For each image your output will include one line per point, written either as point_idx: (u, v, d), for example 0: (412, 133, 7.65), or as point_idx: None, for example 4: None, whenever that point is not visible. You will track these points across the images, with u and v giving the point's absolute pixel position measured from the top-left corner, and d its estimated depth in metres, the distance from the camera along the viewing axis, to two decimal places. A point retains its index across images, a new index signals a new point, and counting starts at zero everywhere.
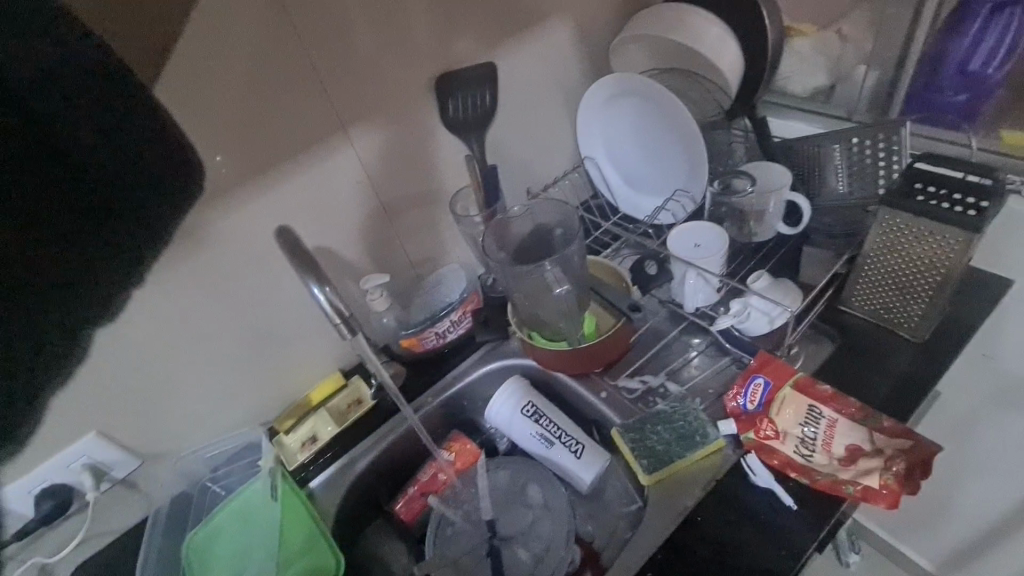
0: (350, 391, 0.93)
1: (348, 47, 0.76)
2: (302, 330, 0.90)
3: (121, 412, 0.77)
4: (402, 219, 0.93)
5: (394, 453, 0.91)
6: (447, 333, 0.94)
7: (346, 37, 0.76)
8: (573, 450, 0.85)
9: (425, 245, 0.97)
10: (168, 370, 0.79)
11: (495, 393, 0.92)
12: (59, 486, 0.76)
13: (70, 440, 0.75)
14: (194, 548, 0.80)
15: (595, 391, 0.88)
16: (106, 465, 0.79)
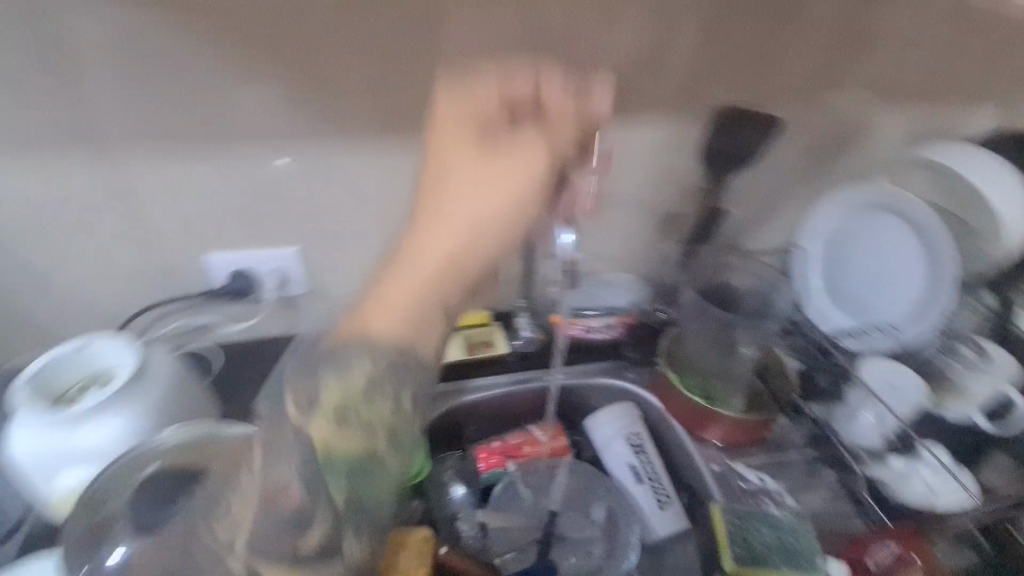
0: (489, 331, 0.98)
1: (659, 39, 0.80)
2: None
3: (323, 243, 0.87)
4: (617, 213, 0.95)
5: (495, 406, 0.94)
6: (592, 331, 0.96)
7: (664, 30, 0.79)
8: (659, 498, 0.84)
9: (615, 246, 0.98)
10: (368, 230, 0.87)
11: (603, 408, 0.92)
12: (249, 275, 0.85)
13: (282, 242, 0.85)
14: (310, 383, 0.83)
15: (708, 461, 0.86)
16: (291, 278, 0.88)
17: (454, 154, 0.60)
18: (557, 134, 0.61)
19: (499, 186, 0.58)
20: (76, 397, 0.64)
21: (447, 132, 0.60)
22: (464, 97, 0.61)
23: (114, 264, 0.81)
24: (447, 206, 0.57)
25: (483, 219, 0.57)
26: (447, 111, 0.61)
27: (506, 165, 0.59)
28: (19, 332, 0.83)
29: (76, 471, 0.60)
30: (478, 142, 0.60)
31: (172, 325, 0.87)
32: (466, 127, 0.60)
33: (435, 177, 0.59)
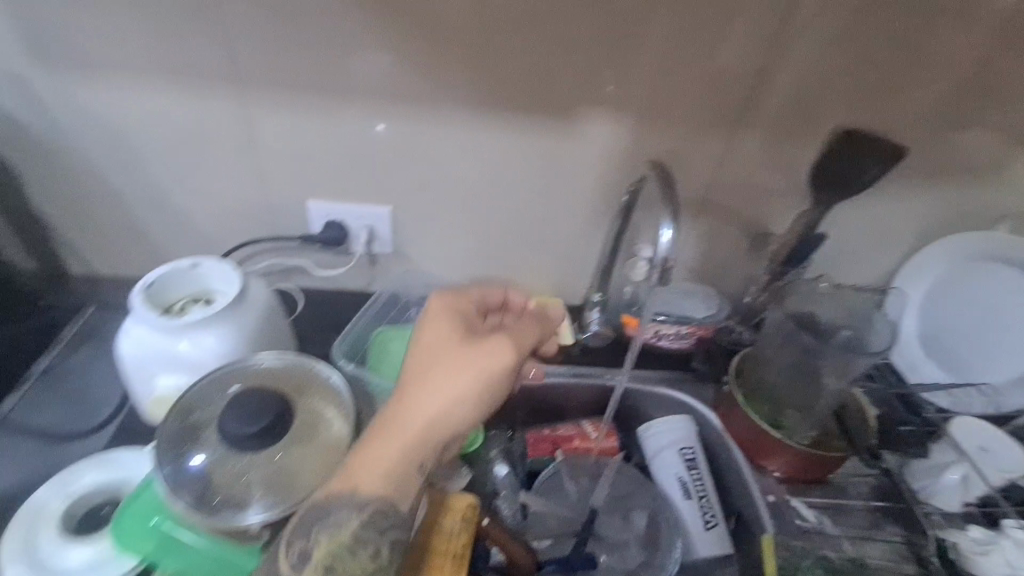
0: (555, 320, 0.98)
1: (789, 46, 0.76)
2: (561, 245, 0.95)
3: (414, 206, 0.89)
4: (708, 223, 0.92)
5: (550, 394, 0.94)
6: (662, 338, 0.94)
7: (796, 38, 0.75)
8: (706, 518, 0.81)
9: (696, 256, 0.96)
10: (458, 200, 0.89)
11: (659, 418, 0.88)
12: (342, 227, 0.89)
13: (377, 200, 0.88)
14: (378, 338, 0.87)
15: (763, 492, 0.81)
16: (379, 236, 0.91)
17: (433, 350, 0.59)
18: (517, 333, 0.62)
19: (479, 360, 0.58)
20: (185, 309, 0.69)
21: (437, 325, 0.62)
22: (455, 301, 0.66)
23: (225, 197, 0.87)
24: (427, 393, 0.56)
25: (455, 408, 0.56)
26: (436, 305, 0.64)
27: (489, 349, 0.58)
28: (136, 246, 0.91)
29: (173, 377, 0.66)
30: (461, 337, 0.60)
31: (268, 263, 0.93)
32: (453, 327, 0.61)
33: (425, 363, 0.58)
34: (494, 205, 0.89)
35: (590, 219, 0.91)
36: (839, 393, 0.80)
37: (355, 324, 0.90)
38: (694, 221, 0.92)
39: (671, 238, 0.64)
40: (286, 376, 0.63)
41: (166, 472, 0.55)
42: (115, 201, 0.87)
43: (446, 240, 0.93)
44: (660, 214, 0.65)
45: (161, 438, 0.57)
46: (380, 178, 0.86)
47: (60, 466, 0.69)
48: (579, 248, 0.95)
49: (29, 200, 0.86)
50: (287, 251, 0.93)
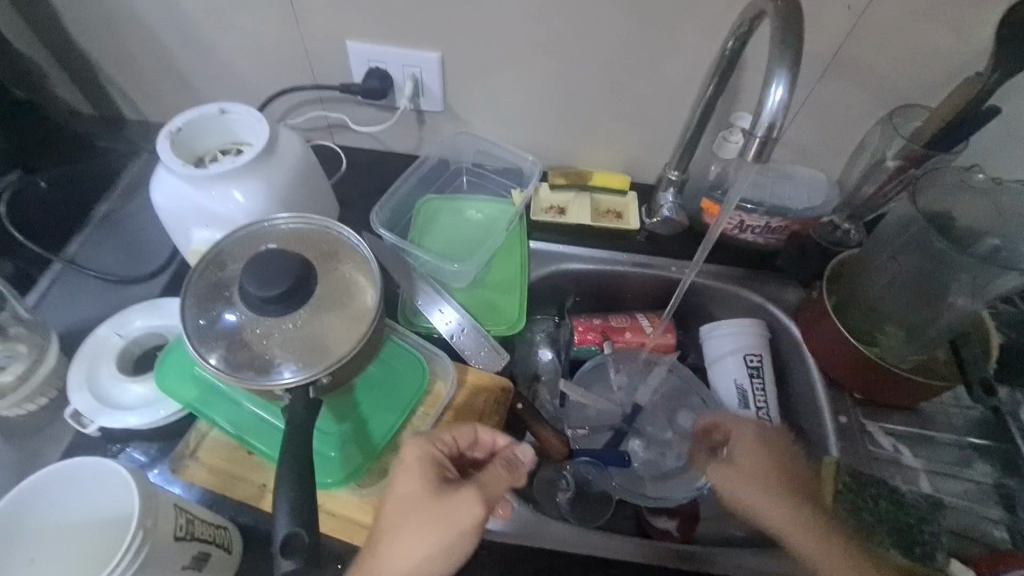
0: (620, 201, 0.86)
1: None
2: (638, 111, 0.79)
3: (463, 53, 0.75)
4: (832, 88, 0.72)
5: (606, 283, 0.86)
6: (745, 231, 0.80)
7: None
8: (761, 429, 0.75)
9: (809, 131, 0.77)
10: (515, 47, 0.74)
11: (726, 322, 0.80)
12: (385, 76, 0.78)
13: (421, 45, 0.75)
14: (426, 209, 0.85)
15: (834, 411, 0.73)
16: (425, 89, 0.80)
17: (401, 506, 0.50)
18: (493, 477, 0.52)
19: (448, 522, 0.48)
20: (214, 160, 0.65)
21: (402, 474, 0.51)
22: (435, 437, 0.54)
23: (255, 33, 0.76)
24: (392, 554, 0.48)
25: (421, 570, 0.48)
26: (411, 446, 0.53)
27: (457, 510, 0.49)
28: (177, 90, 0.85)
29: (206, 232, 0.63)
30: (433, 489, 0.50)
31: (310, 116, 0.85)
32: (427, 476, 0.51)
33: (393, 518, 0.49)
34: (559, 53, 0.74)
35: (678, 76, 0.74)
36: (968, 314, 0.64)
37: (396, 193, 0.83)
38: (817, 84, 0.72)
39: (783, 99, 0.47)
40: (315, 243, 0.60)
41: (188, 329, 0.54)
42: (143, 35, 0.78)
43: (502, 97, 0.80)
44: (774, 63, 0.47)
45: (188, 297, 0.56)
46: (422, 14, 0.72)
47: (117, 309, 0.72)
48: (659, 114, 0.79)
49: (61, 31, 0.80)
50: (328, 102, 0.84)
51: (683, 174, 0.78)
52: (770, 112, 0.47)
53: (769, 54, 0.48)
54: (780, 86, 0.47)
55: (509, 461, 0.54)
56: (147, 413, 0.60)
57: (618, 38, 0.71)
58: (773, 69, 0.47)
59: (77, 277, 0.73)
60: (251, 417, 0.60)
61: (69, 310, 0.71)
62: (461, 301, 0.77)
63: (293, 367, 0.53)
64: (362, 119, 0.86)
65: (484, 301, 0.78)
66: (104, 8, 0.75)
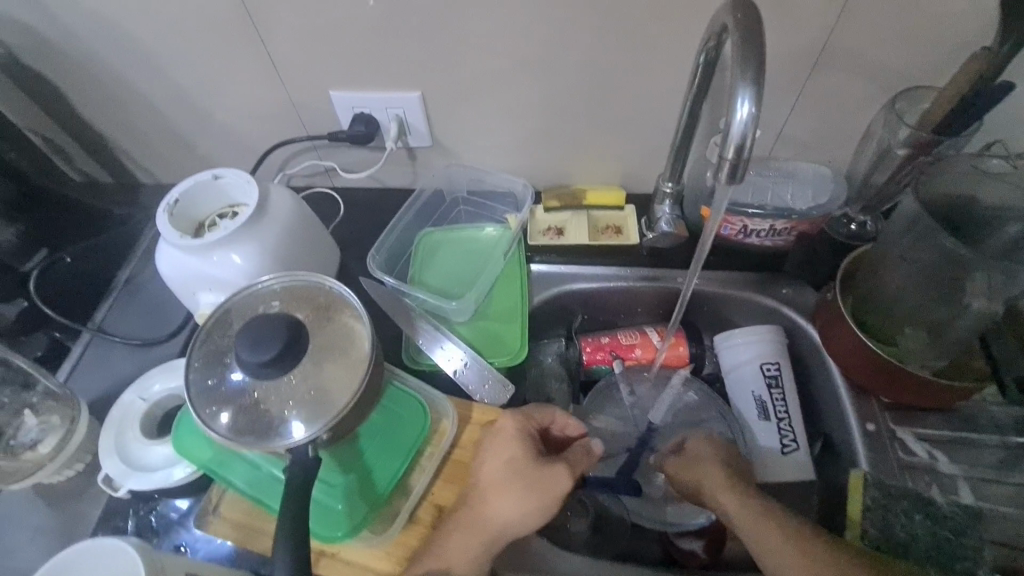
0: (619, 215, 0.84)
1: None
2: (625, 125, 0.77)
3: (443, 90, 0.76)
4: (824, 81, 0.68)
5: (611, 300, 0.84)
6: (750, 235, 0.76)
7: None
8: (783, 441, 0.72)
9: (808, 126, 0.73)
10: (491, 77, 0.74)
11: (739, 331, 0.77)
12: (371, 119, 0.79)
13: (401, 87, 0.76)
14: (425, 244, 0.86)
15: (861, 418, 0.69)
16: (411, 128, 0.81)
17: (502, 470, 0.59)
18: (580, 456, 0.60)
19: (545, 487, 0.58)
20: (213, 225, 0.68)
21: (499, 444, 0.60)
22: (528, 415, 0.62)
23: (243, 95, 0.79)
24: (493, 508, 0.57)
25: (516, 523, 0.57)
26: (508, 421, 0.61)
27: (552, 480, 0.58)
28: (182, 155, 0.89)
29: (211, 295, 0.66)
30: (531, 458, 0.59)
31: (306, 165, 0.88)
32: (525, 447, 0.60)
33: (495, 479, 0.58)
34: (537, 77, 0.73)
35: (660, 86, 0.72)
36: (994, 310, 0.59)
37: (393, 232, 0.84)
38: (809, 77, 0.68)
39: (751, 115, 0.44)
40: (306, 297, 0.62)
41: (192, 395, 0.56)
42: (144, 109, 0.83)
43: (487, 126, 0.80)
44: (738, 78, 0.45)
45: (193, 361, 0.58)
46: (396, 58, 0.73)
47: (138, 372, 0.76)
48: (647, 125, 0.77)
49: (72, 112, 0.85)
50: (320, 150, 0.86)
51: (677, 184, 0.75)
52: (739, 129, 0.45)
53: (732, 70, 0.45)
54: (747, 101, 0.44)
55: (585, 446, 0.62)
56: (171, 472, 0.63)
57: (594, 56, 0.70)
58: (736, 86, 0.44)
59: (106, 344, 0.78)
60: (261, 477, 0.62)
61: (97, 379, 0.76)
62: (463, 335, 0.77)
63: (297, 427, 0.54)
64: (355, 162, 0.87)
65: (486, 333, 0.78)
66: (106, 87, 0.80)
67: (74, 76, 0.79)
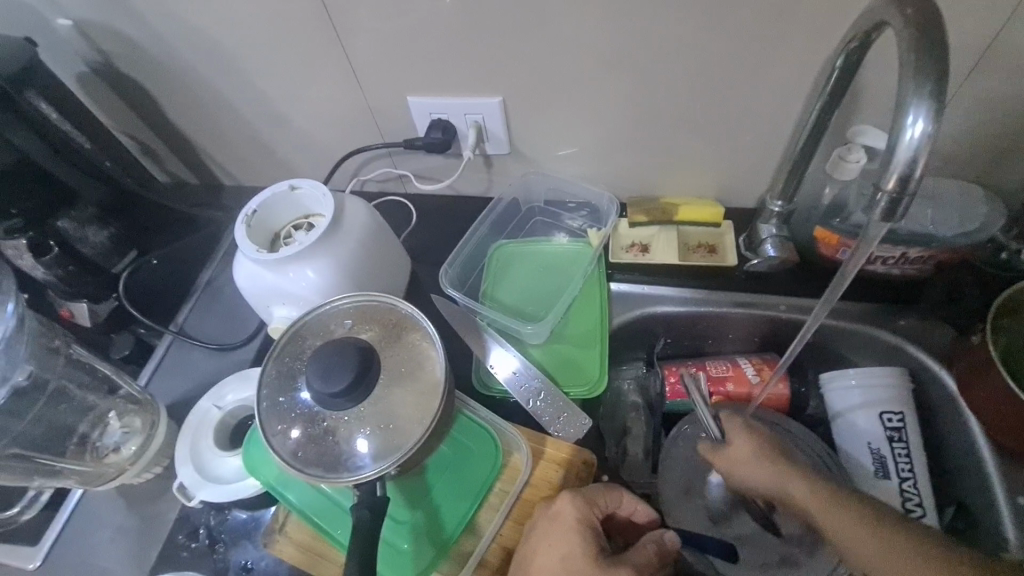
0: (714, 233, 0.76)
1: None
2: (730, 133, 0.69)
3: (527, 95, 0.70)
4: (986, 85, 0.57)
5: (701, 326, 0.76)
6: (875, 262, 0.65)
7: None
8: (907, 506, 0.62)
9: (958, 137, 0.61)
10: (580, 80, 0.67)
11: (855, 372, 0.67)
12: (448, 125, 0.75)
13: (483, 92, 0.72)
14: (499, 256, 0.81)
15: (1011, 489, 0.58)
16: (490, 135, 0.76)
17: (557, 567, 0.51)
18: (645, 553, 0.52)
19: None
20: (288, 237, 0.66)
21: (554, 537, 0.53)
22: (592, 499, 0.55)
23: (321, 100, 0.77)
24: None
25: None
26: (567, 507, 0.54)
27: None
28: (261, 159, 0.90)
29: (285, 309, 0.64)
30: (592, 554, 0.52)
31: (380, 170, 0.85)
32: (587, 540, 0.52)
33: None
34: (631, 81, 0.66)
35: (775, 88, 0.63)
36: None
37: (465, 245, 0.80)
38: (967, 80, 0.57)
39: (926, 134, 0.36)
40: (378, 318, 0.59)
41: (262, 409, 0.54)
42: (228, 113, 0.83)
43: (572, 133, 0.74)
44: (910, 89, 0.36)
45: (267, 372, 0.56)
46: (479, 61, 0.68)
47: (214, 377, 0.77)
48: (755, 133, 0.68)
49: (161, 116, 0.86)
50: (395, 157, 0.83)
51: (789, 204, 0.66)
52: (907, 153, 0.36)
53: (901, 78, 0.37)
54: (920, 118, 0.36)
55: (656, 540, 0.53)
56: (240, 486, 0.62)
57: (699, 57, 0.62)
58: (908, 99, 0.36)
59: (187, 346, 0.80)
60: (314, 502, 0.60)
61: (176, 381, 0.77)
62: (537, 360, 0.72)
63: (366, 460, 0.51)
64: (429, 169, 0.84)
65: (561, 358, 0.73)
66: (194, 92, 0.81)
67: (166, 81, 0.80)
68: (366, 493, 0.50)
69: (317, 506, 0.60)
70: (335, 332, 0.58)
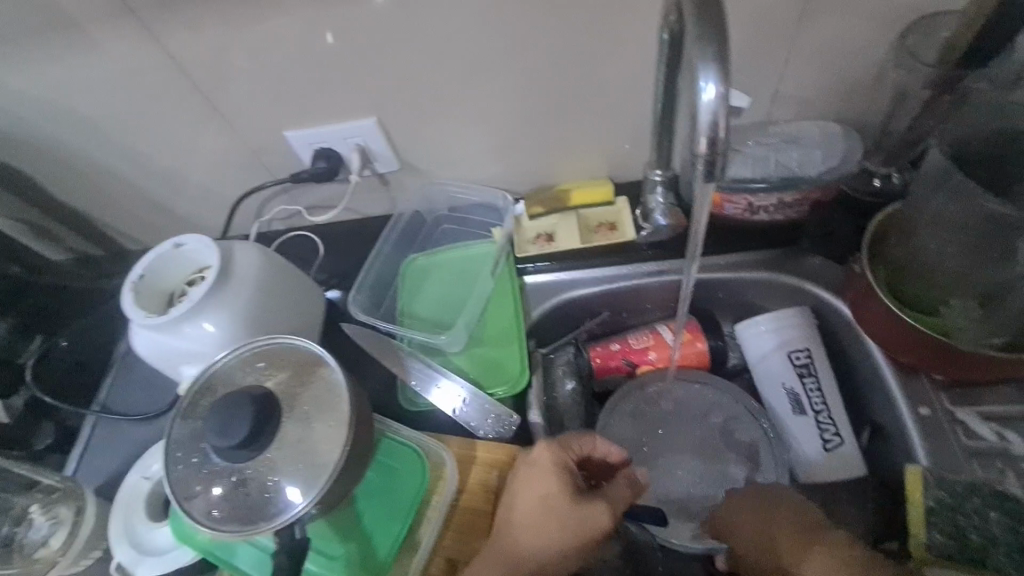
0: (611, 211, 0.78)
1: None
2: (601, 113, 0.70)
3: (398, 111, 0.71)
4: (815, 29, 0.59)
5: (615, 302, 0.78)
6: (758, 212, 0.68)
7: None
8: (823, 436, 0.65)
9: (806, 81, 0.64)
10: (447, 88, 0.68)
11: (762, 319, 0.69)
12: (331, 153, 0.75)
13: (355, 115, 0.71)
14: (411, 271, 0.81)
15: (913, 401, 0.61)
16: (374, 155, 0.76)
17: (537, 506, 0.54)
18: (617, 493, 0.56)
19: (583, 526, 0.54)
20: (183, 294, 0.65)
21: (533, 484, 0.55)
22: (566, 444, 0.57)
23: (201, 150, 0.76)
24: (524, 547, 0.53)
25: (551, 563, 0.53)
26: (543, 454, 0.56)
27: (591, 518, 0.54)
28: (154, 221, 0.87)
29: (192, 368, 0.64)
30: (569, 494, 0.54)
31: (277, 209, 0.84)
32: (565, 482, 0.55)
33: (529, 516, 0.54)
34: (495, 79, 0.67)
35: (630, 65, 0.65)
36: None
37: (373, 266, 0.80)
38: (798, 28, 0.59)
39: (718, 95, 0.38)
40: (281, 361, 0.58)
41: (177, 473, 0.53)
42: (107, 181, 0.80)
43: (453, 140, 0.74)
44: (699, 56, 0.38)
45: (175, 436, 0.55)
46: (340, 86, 0.68)
47: (145, 445, 0.76)
48: (625, 109, 0.70)
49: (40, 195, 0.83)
50: (290, 192, 0.82)
51: (668, 172, 0.67)
52: (707, 116, 0.38)
53: (690, 47, 0.39)
54: (712, 81, 0.38)
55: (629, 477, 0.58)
56: (178, 554, 0.62)
57: (552, 47, 0.63)
58: (697, 65, 0.38)
59: (112, 422, 0.78)
60: (251, 560, 0.59)
61: (107, 460, 0.75)
62: (461, 366, 0.74)
63: (286, 504, 0.51)
64: (327, 198, 0.83)
65: (483, 360, 0.74)
66: (62, 165, 0.77)
67: (30, 161, 0.76)
68: (288, 538, 0.50)
69: (252, 557, 0.60)
70: (240, 381, 0.58)
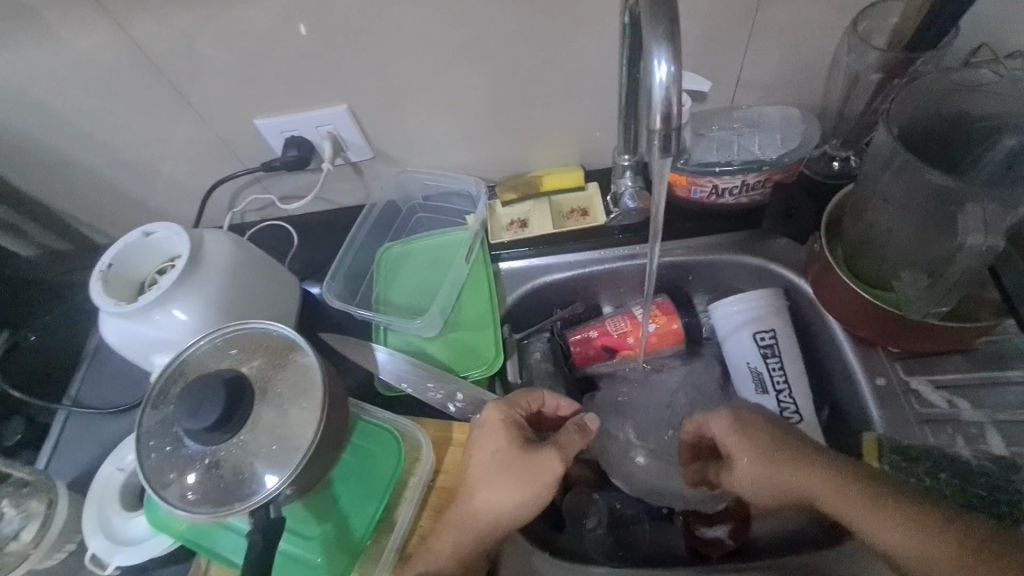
0: (583, 196, 0.79)
1: None
2: (569, 100, 0.72)
3: (368, 98, 0.71)
4: (773, 15, 0.61)
5: (587, 286, 0.79)
6: (723, 194, 0.69)
7: None
8: (785, 413, 0.67)
9: (765, 66, 0.66)
10: (416, 75, 0.68)
11: (727, 301, 0.72)
12: (302, 141, 0.75)
13: (325, 102, 0.72)
14: (385, 261, 0.82)
15: (869, 371, 0.64)
16: (346, 143, 0.76)
17: (490, 462, 0.56)
18: (567, 441, 0.58)
19: (534, 474, 0.55)
20: (153, 283, 0.65)
21: (485, 440, 0.57)
22: (513, 402, 0.60)
23: (169, 141, 0.75)
24: (479, 501, 0.55)
25: (506, 513, 0.55)
26: (492, 413, 0.59)
27: (541, 465, 0.56)
28: (124, 212, 0.86)
29: (164, 357, 0.64)
30: (518, 445, 0.56)
31: (250, 198, 0.84)
32: (512, 434, 0.57)
33: (482, 470, 0.56)
34: (463, 66, 0.68)
35: (595, 51, 0.66)
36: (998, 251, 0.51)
37: (348, 256, 0.80)
38: (757, 14, 0.61)
39: (670, 74, 0.40)
40: (252, 347, 0.58)
41: (151, 463, 0.53)
42: (72, 172, 0.79)
43: (424, 127, 0.75)
44: (651, 36, 0.40)
45: (147, 425, 0.55)
46: (309, 74, 0.68)
47: (118, 438, 0.75)
48: (592, 94, 0.71)
49: None
50: (262, 182, 0.82)
51: (635, 156, 0.67)
52: (660, 94, 0.40)
53: (643, 27, 0.40)
54: (664, 61, 0.40)
55: (579, 424, 0.60)
56: (153, 544, 0.62)
57: (519, 34, 0.64)
58: (649, 44, 0.40)
59: (85, 416, 0.77)
60: (230, 544, 0.60)
61: (81, 454, 0.75)
62: (435, 353, 0.75)
63: (260, 488, 0.51)
64: (300, 187, 0.83)
65: (457, 346, 0.75)
66: (27, 158, 0.76)
67: None
68: (265, 516, 0.51)
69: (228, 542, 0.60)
70: (212, 367, 0.58)
